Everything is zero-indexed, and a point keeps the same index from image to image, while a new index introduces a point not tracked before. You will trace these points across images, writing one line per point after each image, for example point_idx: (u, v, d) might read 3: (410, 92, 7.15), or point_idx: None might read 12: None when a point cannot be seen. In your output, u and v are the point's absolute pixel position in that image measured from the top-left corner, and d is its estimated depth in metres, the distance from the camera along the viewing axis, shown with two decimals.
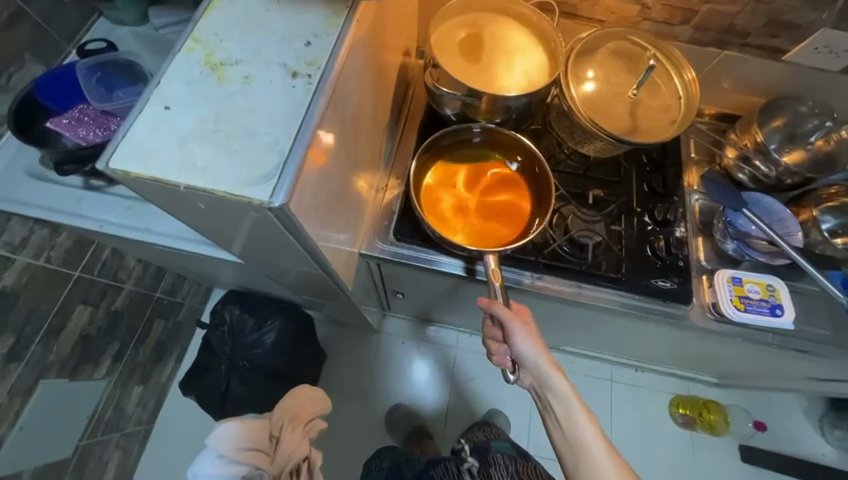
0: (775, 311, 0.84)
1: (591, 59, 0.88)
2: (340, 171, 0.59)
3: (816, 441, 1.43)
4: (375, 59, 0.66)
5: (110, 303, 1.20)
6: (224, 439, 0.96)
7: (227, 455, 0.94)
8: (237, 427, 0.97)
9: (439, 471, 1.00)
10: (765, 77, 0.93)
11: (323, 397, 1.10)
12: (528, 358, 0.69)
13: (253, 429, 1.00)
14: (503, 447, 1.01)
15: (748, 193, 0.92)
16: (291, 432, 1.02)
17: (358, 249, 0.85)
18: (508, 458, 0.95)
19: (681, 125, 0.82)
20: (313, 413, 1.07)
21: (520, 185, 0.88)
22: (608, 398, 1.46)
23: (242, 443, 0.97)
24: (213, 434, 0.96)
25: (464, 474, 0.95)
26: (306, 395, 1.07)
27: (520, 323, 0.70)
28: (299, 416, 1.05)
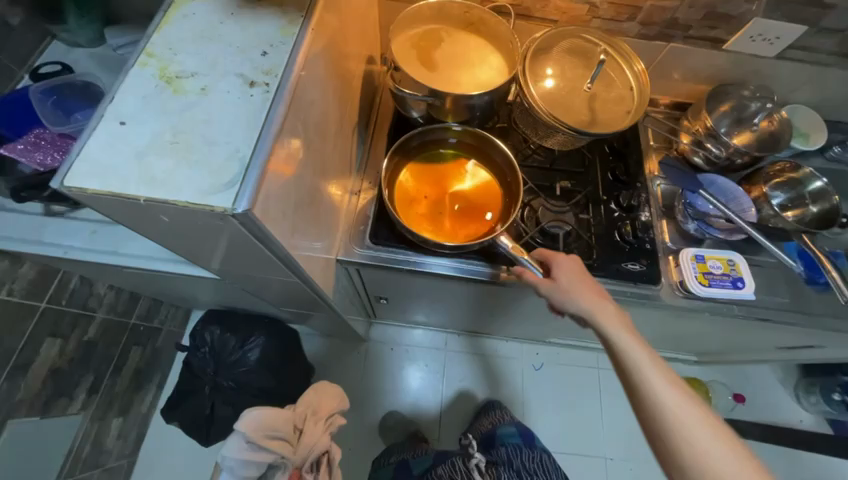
0: (736, 284, 0.89)
1: (548, 57, 0.92)
2: (310, 177, 0.60)
3: (794, 408, 1.50)
4: (338, 66, 0.67)
5: (81, 334, 1.16)
6: (254, 425, 0.86)
7: (253, 443, 0.85)
8: (268, 414, 0.88)
9: (446, 469, 0.98)
10: (710, 66, 0.99)
11: (344, 392, 1.07)
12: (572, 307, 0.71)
13: (282, 417, 0.91)
14: (510, 439, 1.13)
15: (704, 175, 0.98)
16: (314, 425, 0.96)
17: (335, 255, 0.85)
18: (513, 454, 1.06)
19: (636, 115, 0.87)
20: (334, 407, 1.02)
21: (492, 181, 0.91)
22: (596, 385, 1.50)
23: (269, 430, 0.87)
24: (243, 418, 0.86)
25: (474, 471, 0.95)
26: (330, 391, 1.04)
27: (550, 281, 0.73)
28: (321, 410, 0.99)
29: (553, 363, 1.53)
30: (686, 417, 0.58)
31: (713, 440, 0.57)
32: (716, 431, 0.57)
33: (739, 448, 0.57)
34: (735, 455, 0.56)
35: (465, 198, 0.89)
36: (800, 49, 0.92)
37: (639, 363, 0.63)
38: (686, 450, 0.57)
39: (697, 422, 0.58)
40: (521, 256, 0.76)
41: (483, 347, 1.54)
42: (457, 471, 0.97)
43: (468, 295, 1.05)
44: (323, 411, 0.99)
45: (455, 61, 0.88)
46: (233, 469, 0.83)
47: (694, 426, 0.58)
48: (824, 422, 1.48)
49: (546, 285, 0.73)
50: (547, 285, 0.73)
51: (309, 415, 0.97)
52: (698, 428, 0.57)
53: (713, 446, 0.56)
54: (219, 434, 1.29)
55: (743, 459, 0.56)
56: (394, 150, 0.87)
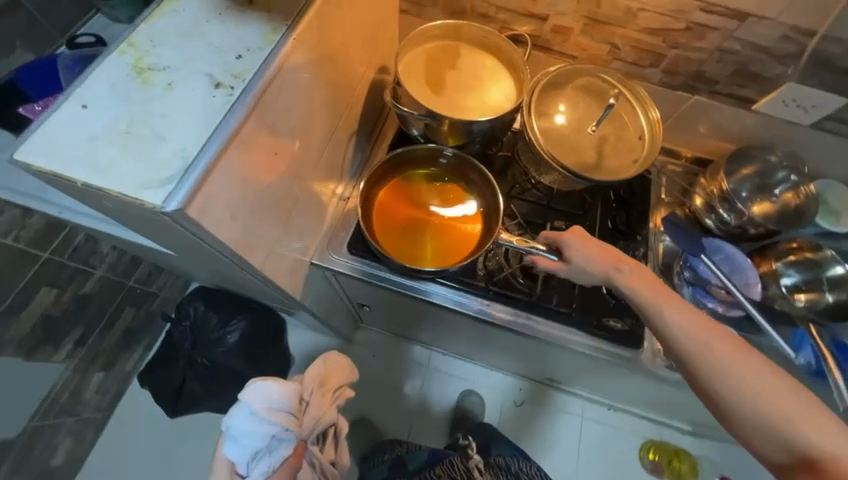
0: None
1: (560, 93, 0.89)
2: (282, 180, 0.60)
3: None
4: (334, 75, 0.67)
5: (80, 286, 1.21)
6: (261, 397, 0.88)
7: (260, 414, 0.87)
8: (274, 388, 0.90)
9: (443, 467, 0.90)
10: (736, 125, 0.93)
11: (351, 365, 1.06)
12: (589, 272, 0.68)
13: (289, 391, 0.92)
14: (506, 449, 1.03)
15: (710, 240, 0.91)
16: (321, 398, 0.97)
17: (309, 258, 0.86)
18: (511, 460, 0.97)
19: (642, 166, 0.82)
20: (342, 380, 1.03)
21: (456, 188, 0.89)
22: (577, 436, 1.41)
23: (275, 402, 0.89)
24: (248, 389, 0.88)
25: (474, 471, 0.88)
26: (338, 363, 1.03)
27: (563, 264, 0.69)
28: (328, 383, 1.00)
29: (535, 403, 1.45)
30: (726, 364, 0.53)
31: (759, 379, 0.52)
32: (761, 371, 0.52)
33: (786, 383, 0.52)
34: (783, 392, 0.51)
35: (439, 215, 0.87)
36: (837, 121, 0.84)
37: (665, 315, 0.59)
38: (732, 395, 0.52)
39: (740, 363, 0.53)
40: (525, 243, 0.73)
41: (465, 371, 1.48)
42: (455, 470, 0.89)
43: (443, 319, 1.02)
44: (330, 385, 1.00)
45: (463, 82, 0.86)
46: (240, 437, 0.86)
47: (735, 370, 0.53)
48: None
49: (563, 267, 0.69)
50: (563, 267, 0.69)
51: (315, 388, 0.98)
52: (741, 371, 0.53)
53: (759, 388, 0.52)
54: (188, 406, 1.31)
55: (791, 393, 0.51)
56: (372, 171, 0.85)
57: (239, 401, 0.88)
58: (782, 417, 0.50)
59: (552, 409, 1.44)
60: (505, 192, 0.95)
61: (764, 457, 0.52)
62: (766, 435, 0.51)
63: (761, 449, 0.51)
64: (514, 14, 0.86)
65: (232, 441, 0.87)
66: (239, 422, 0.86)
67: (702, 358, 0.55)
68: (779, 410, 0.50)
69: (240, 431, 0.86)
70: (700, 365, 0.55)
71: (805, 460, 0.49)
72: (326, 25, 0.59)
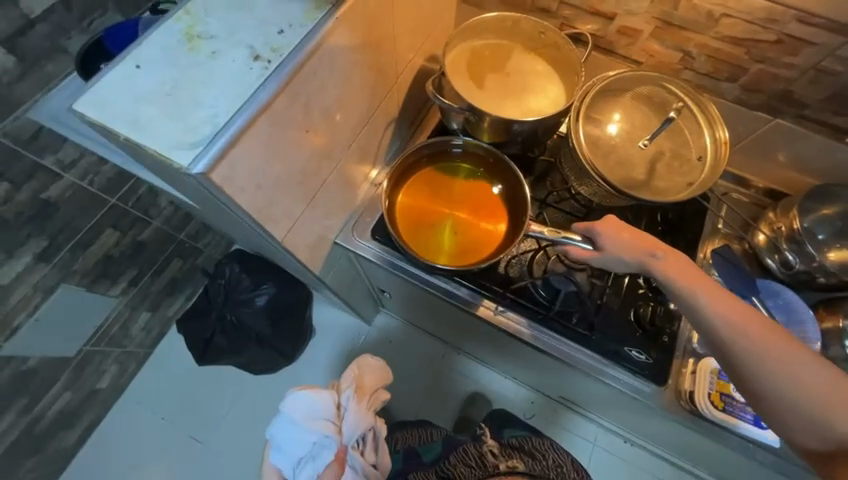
0: (759, 421, 0.75)
1: (616, 101, 0.82)
2: (310, 158, 0.62)
3: None
4: (377, 60, 0.68)
5: (141, 230, 1.26)
6: (298, 406, 0.95)
7: (300, 421, 0.94)
8: (309, 395, 0.96)
9: (455, 457, 0.82)
10: (823, 157, 0.81)
11: (383, 364, 1.08)
12: (622, 260, 0.64)
13: (325, 399, 0.97)
14: (518, 434, 0.98)
15: (767, 282, 0.81)
16: (358, 403, 0.99)
17: (333, 236, 0.88)
18: (524, 439, 0.92)
19: (696, 190, 0.75)
20: (376, 384, 1.05)
21: (484, 183, 0.86)
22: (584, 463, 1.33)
23: (315, 411, 0.96)
24: (286, 400, 0.96)
25: (487, 455, 0.79)
26: (369, 366, 1.06)
27: (595, 254, 0.66)
28: (363, 387, 1.03)
29: (544, 419, 1.38)
30: (760, 349, 0.51)
31: (798, 365, 0.50)
32: (799, 357, 0.50)
33: (825, 369, 0.49)
34: (823, 379, 0.49)
35: (464, 209, 0.85)
36: None
37: (699, 300, 0.56)
38: (770, 382, 0.50)
39: (782, 351, 0.50)
40: (558, 234, 0.70)
41: (477, 373, 1.45)
42: (469, 458, 0.80)
43: (457, 319, 1.00)
44: (364, 390, 1.03)
45: (511, 80, 0.83)
46: (286, 440, 0.94)
47: (770, 355, 0.51)
48: None
49: (596, 256, 0.66)
50: (595, 257, 0.66)
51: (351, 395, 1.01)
52: (778, 357, 0.51)
53: (795, 374, 0.49)
54: (214, 358, 1.41)
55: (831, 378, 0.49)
56: (400, 160, 0.83)
57: (282, 412, 0.96)
58: (822, 405, 0.48)
59: (564, 430, 1.37)
60: (541, 198, 0.90)
61: (799, 445, 0.50)
62: (807, 424, 0.49)
63: (797, 438, 0.50)
64: (578, 10, 0.80)
65: (279, 448, 0.95)
66: (285, 430, 0.94)
67: (737, 341, 0.53)
68: (817, 396, 0.48)
69: (287, 439, 0.94)
70: (734, 351, 0.53)
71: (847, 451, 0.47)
72: (376, 9, 0.60)
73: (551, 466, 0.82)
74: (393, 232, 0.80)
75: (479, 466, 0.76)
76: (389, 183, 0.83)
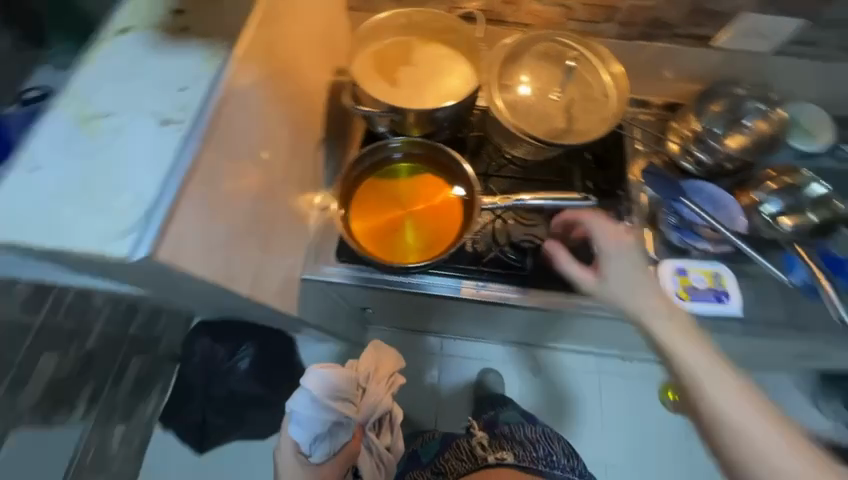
0: (720, 298, 0.84)
1: (522, 64, 0.88)
2: (250, 205, 0.60)
3: (815, 417, 1.35)
4: (287, 91, 0.67)
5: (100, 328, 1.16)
6: (317, 385, 0.87)
7: (318, 400, 0.86)
8: (329, 375, 0.88)
9: (451, 453, 0.98)
10: (700, 64, 0.92)
11: (395, 350, 1.04)
12: (606, 285, 0.65)
13: (344, 378, 0.90)
14: (512, 420, 1.09)
15: (691, 182, 0.92)
16: (376, 384, 0.96)
17: (300, 274, 0.86)
18: (514, 428, 1.04)
19: (611, 122, 0.82)
20: (393, 368, 1.00)
21: (429, 175, 0.88)
22: (596, 393, 1.43)
23: (334, 391, 0.88)
24: (308, 377, 0.88)
25: (476, 448, 0.95)
26: (383, 354, 1.02)
27: (589, 274, 0.68)
28: (381, 368, 0.99)
29: (552, 369, 1.46)
30: (712, 383, 0.52)
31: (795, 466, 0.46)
32: (748, 403, 0.50)
33: (777, 426, 0.49)
34: (768, 432, 0.48)
35: (418, 205, 0.86)
36: (797, 44, 0.85)
37: (666, 332, 0.57)
38: (713, 411, 0.51)
39: (734, 392, 0.51)
40: (509, 199, 0.79)
41: (480, 351, 1.49)
42: (461, 451, 0.97)
43: (445, 308, 1.02)
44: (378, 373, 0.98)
45: (421, 72, 0.85)
46: (304, 417, 0.86)
47: (725, 395, 0.51)
48: None
49: (591, 278, 0.68)
50: (590, 279, 0.68)
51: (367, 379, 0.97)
52: (731, 398, 0.51)
53: (739, 415, 0.50)
54: (217, 439, 1.32)
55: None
56: (342, 180, 0.84)
57: (297, 391, 0.87)
58: (761, 449, 0.48)
59: (569, 372, 1.46)
60: (484, 171, 0.95)
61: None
62: (738, 460, 0.48)
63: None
64: None
65: (295, 426, 0.86)
66: (302, 410, 0.86)
67: (693, 375, 0.53)
68: (757, 437, 0.48)
69: (302, 418, 0.86)
70: (687, 377, 0.53)
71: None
72: (272, 40, 0.59)
73: (542, 457, 0.94)
74: (358, 248, 0.80)
75: (470, 459, 0.93)
76: (339, 202, 0.83)
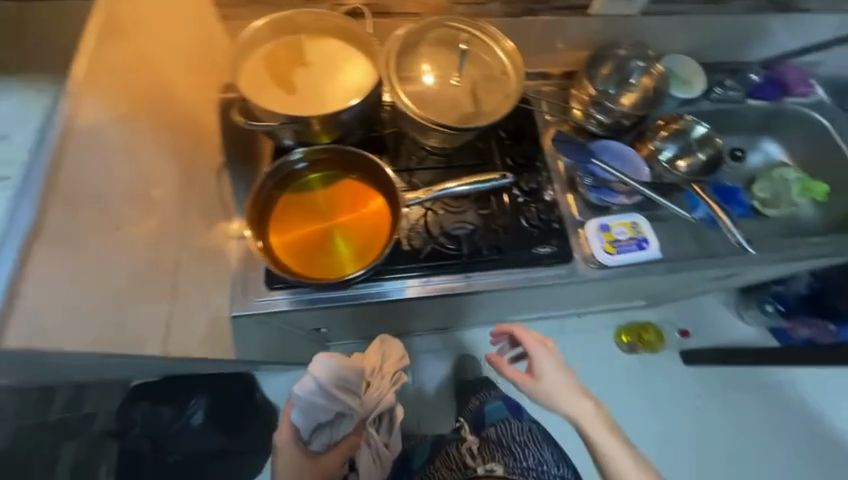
0: (642, 245, 0.90)
1: (418, 54, 0.87)
2: (136, 255, 0.55)
3: (739, 325, 1.54)
4: (160, 122, 0.61)
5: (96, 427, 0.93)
6: (323, 378, 0.89)
7: (323, 390, 0.89)
8: (335, 368, 0.89)
9: (442, 460, 0.97)
10: (583, 31, 0.98)
11: (401, 348, 1.05)
12: (545, 392, 0.77)
13: (349, 371, 0.91)
14: (498, 418, 1.07)
15: (597, 142, 0.98)
16: (379, 379, 0.99)
17: (228, 312, 0.78)
18: (503, 429, 1.02)
19: (513, 99, 0.84)
20: (396, 366, 1.02)
21: (347, 181, 0.84)
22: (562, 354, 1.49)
23: (340, 382, 0.90)
24: (312, 367, 0.89)
25: (467, 455, 0.93)
26: (390, 353, 1.03)
27: (531, 380, 0.79)
28: (386, 365, 1.01)
29: None
30: (625, 461, 0.73)
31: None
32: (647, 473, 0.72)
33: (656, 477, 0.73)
34: None
35: (341, 214, 0.82)
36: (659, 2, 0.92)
37: (594, 429, 0.75)
38: None
39: (637, 466, 0.73)
40: (431, 191, 0.82)
41: (448, 340, 1.47)
42: (451, 460, 0.94)
43: (397, 311, 0.99)
44: (382, 368, 1.01)
45: (316, 75, 0.81)
46: (307, 400, 0.89)
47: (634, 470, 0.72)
48: (767, 332, 1.53)
49: (531, 381, 0.79)
50: (531, 384, 0.78)
51: (371, 371, 1.00)
52: (636, 470, 0.72)
53: None
54: None
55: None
56: (252, 200, 0.77)
57: (302, 377, 0.89)
58: None
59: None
60: (406, 166, 0.93)
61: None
62: None
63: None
64: None
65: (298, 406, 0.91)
66: (307, 397, 0.89)
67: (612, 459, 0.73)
68: None
69: (306, 405, 0.89)
70: (609, 462, 0.73)
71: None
72: (120, 70, 0.52)
73: (532, 466, 0.92)
74: (284, 272, 0.75)
75: (460, 467, 0.90)
76: (253, 228, 0.76)
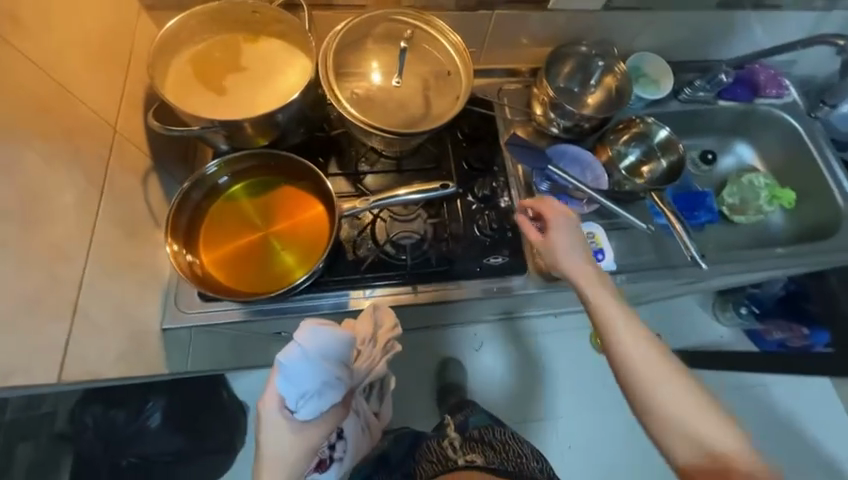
0: (596, 257, 0.86)
1: (363, 51, 0.81)
2: (20, 276, 0.51)
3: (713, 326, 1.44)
4: (56, 127, 0.56)
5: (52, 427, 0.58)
6: (313, 342, 0.61)
7: (315, 360, 0.61)
8: (325, 331, 0.62)
9: (420, 454, 0.82)
10: (544, 27, 0.92)
11: (392, 313, 0.79)
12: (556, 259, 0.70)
13: (343, 338, 0.65)
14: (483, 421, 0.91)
15: (555, 146, 0.92)
16: (373, 349, 0.74)
17: (158, 326, 0.74)
18: (485, 430, 0.85)
19: (463, 98, 0.78)
20: (393, 334, 0.77)
21: (281, 188, 0.80)
22: (537, 355, 1.26)
23: (332, 351, 0.63)
24: (299, 332, 0.61)
25: (447, 446, 0.78)
26: (381, 317, 0.76)
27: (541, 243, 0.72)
28: (381, 333, 0.75)
29: (525, 338, 1.26)
30: (648, 362, 0.60)
31: (698, 413, 0.58)
32: (676, 380, 0.59)
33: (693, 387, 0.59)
34: (686, 393, 0.59)
35: (275, 224, 0.78)
36: None
37: (610, 314, 0.64)
38: (649, 388, 0.59)
39: (666, 373, 0.60)
40: (368, 201, 0.75)
41: (444, 338, 1.24)
42: (431, 454, 0.79)
43: None
44: (374, 336, 0.75)
45: (250, 75, 0.76)
46: (297, 380, 0.60)
47: (659, 375, 0.60)
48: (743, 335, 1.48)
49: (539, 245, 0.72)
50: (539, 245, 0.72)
51: (360, 341, 0.73)
52: (664, 377, 0.60)
53: (670, 393, 0.59)
54: None
55: (742, 455, 0.56)
56: (174, 212, 0.72)
57: (284, 349, 0.60)
58: (684, 412, 0.58)
59: (505, 341, 1.25)
60: (354, 170, 0.88)
61: (671, 454, 0.58)
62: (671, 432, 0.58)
63: (676, 443, 0.57)
64: None
65: (281, 388, 0.61)
66: (295, 369, 0.60)
67: (631, 355, 0.61)
68: (681, 414, 0.58)
69: (294, 379, 0.60)
70: (625, 356, 0.61)
71: (724, 469, 0.55)
72: None
73: (513, 457, 0.78)
74: (207, 289, 0.71)
75: (439, 460, 0.75)
76: (175, 239, 0.72)
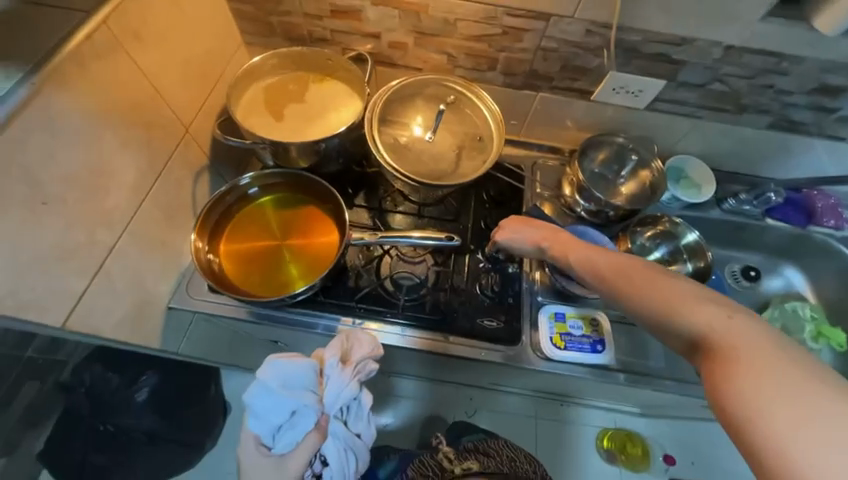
0: (596, 347, 0.81)
1: (409, 105, 0.90)
2: (71, 230, 0.61)
3: None
4: (139, 120, 0.70)
5: (58, 375, 0.59)
6: (277, 375, 0.63)
7: (280, 392, 0.62)
8: (287, 364, 0.63)
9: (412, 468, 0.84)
10: (585, 114, 0.96)
11: (371, 337, 0.72)
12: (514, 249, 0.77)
13: (306, 368, 0.64)
14: (474, 437, 0.98)
15: (575, 228, 0.90)
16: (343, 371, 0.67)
17: (165, 304, 0.81)
18: (479, 442, 0.94)
19: (489, 162, 0.83)
20: (367, 356, 0.70)
21: (301, 206, 0.88)
22: (534, 439, 1.12)
23: (298, 380, 0.64)
24: (263, 367, 0.63)
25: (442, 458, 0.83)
26: (360, 341, 0.71)
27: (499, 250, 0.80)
28: (352, 357, 0.69)
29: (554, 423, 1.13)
30: (617, 281, 0.56)
31: (675, 300, 0.48)
32: (646, 285, 0.52)
33: (676, 286, 0.50)
34: (656, 291, 0.51)
35: (287, 236, 0.85)
36: (667, 102, 0.89)
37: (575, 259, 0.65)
38: (624, 303, 0.55)
39: (636, 285, 0.54)
40: (377, 236, 0.79)
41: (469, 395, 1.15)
42: (426, 468, 0.81)
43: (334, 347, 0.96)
44: (346, 361, 0.69)
45: (307, 108, 0.87)
46: (264, 416, 0.63)
47: (628, 288, 0.54)
48: None
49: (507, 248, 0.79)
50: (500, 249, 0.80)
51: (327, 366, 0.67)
52: (635, 287, 0.54)
53: (640, 294, 0.52)
54: None
55: (744, 333, 0.42)
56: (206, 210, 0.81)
57: (249, 386, 0.63)
58: (659, 307, 0.50)
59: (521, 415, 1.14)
60: (377, 206, 0.94)
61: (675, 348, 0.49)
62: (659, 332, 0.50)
63: (668, 333, 0.49)
64: (349, 35, 0.88)
65: (255, 425, 0.64)
66: (263, 404, 0.62)
67: (603, 284, 0.59)
68: (654, 307, 0.50)
69: (265, 413, 0.63)
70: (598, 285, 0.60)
71: (722, 345, 0.43)
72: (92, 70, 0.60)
73: (504, 460, 0.85)
74: (211, 279, 0.77)
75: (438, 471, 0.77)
76: (201, 231, 0.80)
